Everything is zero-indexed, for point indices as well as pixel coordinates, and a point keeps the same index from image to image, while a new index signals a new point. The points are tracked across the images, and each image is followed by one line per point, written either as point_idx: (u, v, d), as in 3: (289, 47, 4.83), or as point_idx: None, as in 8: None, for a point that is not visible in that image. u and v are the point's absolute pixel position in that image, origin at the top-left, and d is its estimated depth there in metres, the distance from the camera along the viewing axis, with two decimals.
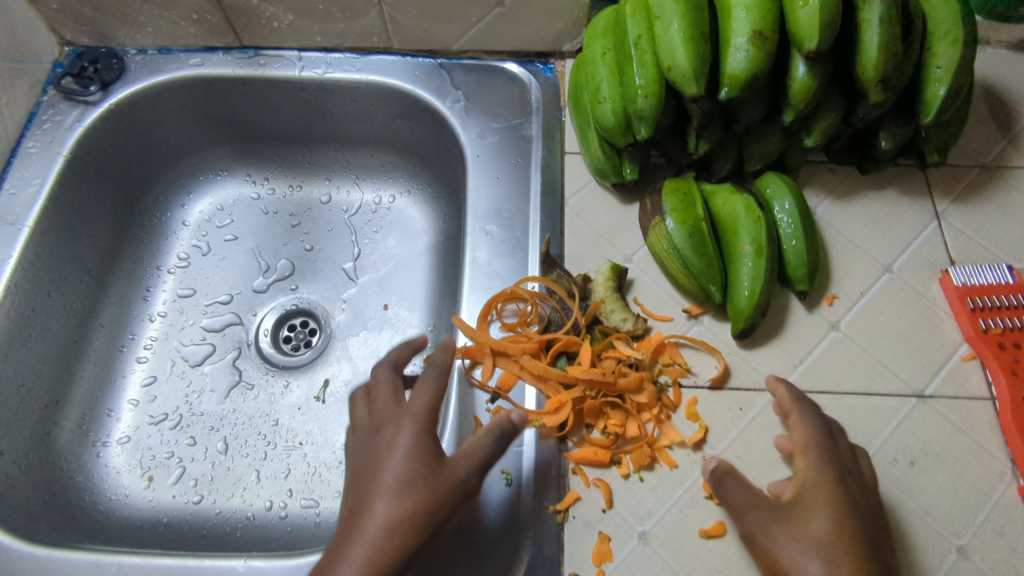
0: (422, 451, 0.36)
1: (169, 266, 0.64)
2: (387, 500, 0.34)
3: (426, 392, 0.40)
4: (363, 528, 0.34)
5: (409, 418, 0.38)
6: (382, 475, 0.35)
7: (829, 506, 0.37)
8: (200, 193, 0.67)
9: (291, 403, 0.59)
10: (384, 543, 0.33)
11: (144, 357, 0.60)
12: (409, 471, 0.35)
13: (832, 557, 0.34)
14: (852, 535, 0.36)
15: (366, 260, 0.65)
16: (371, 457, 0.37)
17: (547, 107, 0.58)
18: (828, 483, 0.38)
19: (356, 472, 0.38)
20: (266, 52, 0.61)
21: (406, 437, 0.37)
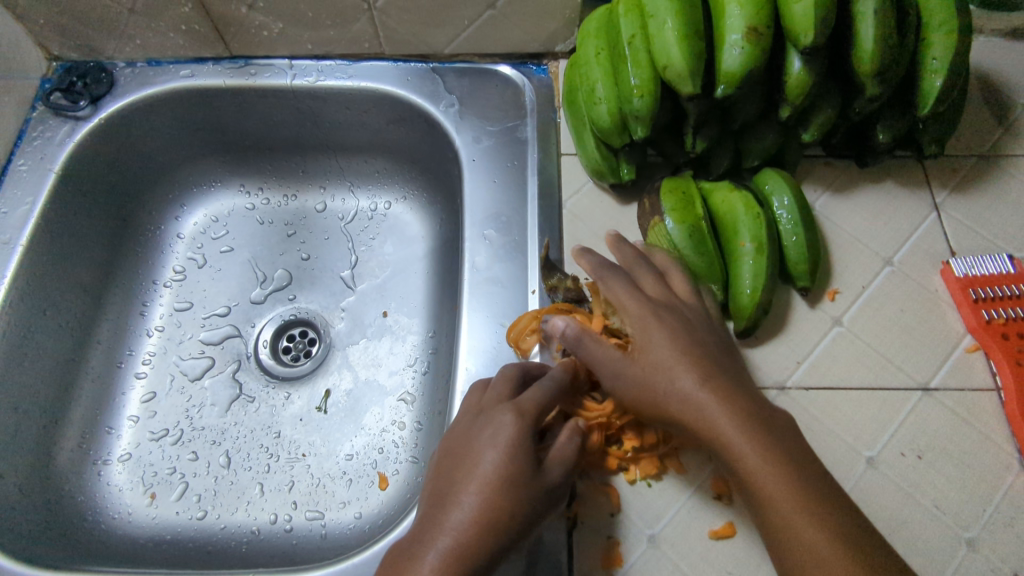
0: (519, 450, 0.37)
1: (165, 280, 0.64)
2: (477, 490, 0.35)
3: (536, 394, 0.39)
4: (453, 516, 0.35)
5: (515, 415, 0.38)
6: (478, 470, 0.36)
7: (665, 332, 0.40)
8: (194, 205, 0.67)
9: (292, 414, 0.58)
10: (471, 536, 0.34)
11: (142, 373, 0.60)
12: (502, 467, 0.36)
13: (680, 370, 0.38)
14: (689, 352, 0.39)
15: (363, 267, 0.65)
16: (469, 445, 0.38)
17: (541, 109, 0.57)
18: (649, 320, 0.40)
19: (450, 455, 0.38)
20: (256, 61, 0.61)
21: (510, 436, 0.37)
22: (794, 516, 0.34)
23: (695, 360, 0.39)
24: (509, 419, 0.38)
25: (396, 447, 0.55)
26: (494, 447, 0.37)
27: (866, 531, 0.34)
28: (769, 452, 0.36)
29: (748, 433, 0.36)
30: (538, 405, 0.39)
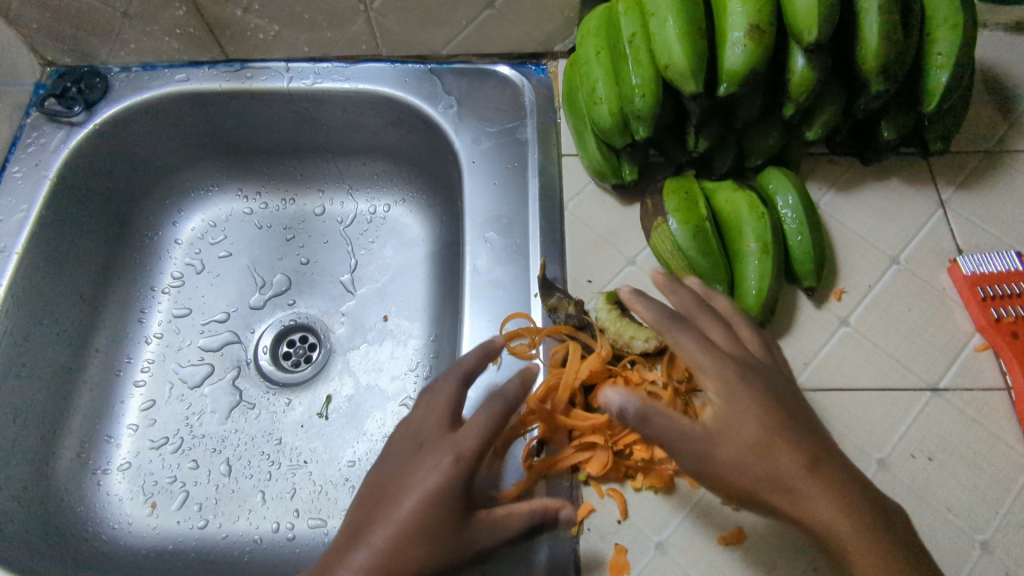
0: (444, 500, 0.33)
1: (163, 286, 0.63)
2: (391, 534, 0.32)
3: (479, 431, 0.35)
4: (358, 556, 0.32)
5: (452, 457, 0.34)
6: (396, 510, 0.33)
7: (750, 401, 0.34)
8: (192, 210, 0.66)
9: (293, 420, 0.58)
10: None
11: (141, 381, 0.59)
12: (421, 517, 0.33)
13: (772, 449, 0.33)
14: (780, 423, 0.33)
15: (363, 271, 0.64)
16: (398, 477, 0.35)
17: (541, 110, 0.57)
18: (731, 375, 0.34)
19: (370, 495, 0.35)
20: (252, 64, 0.60)
21: (440, 481, 0.33)
22: (848, 543, 0.32)
23: (786, 433, 0.33)
24: (435, 464, 0.34)
25: None
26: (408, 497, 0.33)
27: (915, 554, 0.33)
28: (856, 519, 0.32)
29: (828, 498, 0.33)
30: (467, 445, 0.35)
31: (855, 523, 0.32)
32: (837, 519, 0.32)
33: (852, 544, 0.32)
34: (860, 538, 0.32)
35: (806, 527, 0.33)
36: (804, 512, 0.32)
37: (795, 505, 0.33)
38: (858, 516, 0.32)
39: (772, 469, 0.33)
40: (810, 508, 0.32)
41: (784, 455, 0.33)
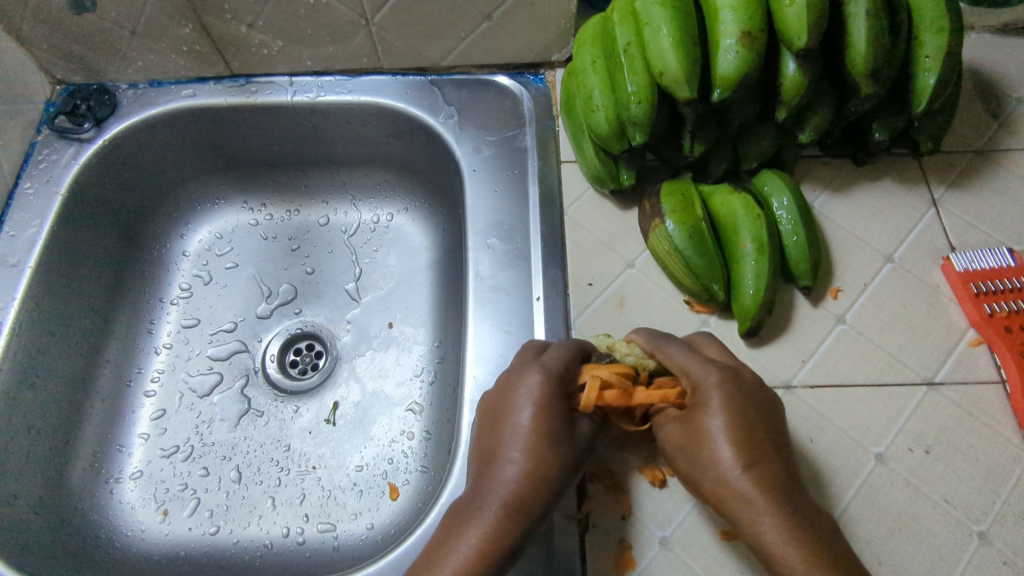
0: (559, 417, 0.40)
1: (172, 298, 0.64)
2: (517, 451, 0.39)
3: (569, 357, 0.42)
4: (501, 471, 0.38)
5: (551, 374, 0.40)
6: (519, 427, 0.39)
7: (720, 397, 0.38)
8: (198, 223, 0.67)
9: (301, 427, 0.59)
10: (519, 490, 0.38)
11: (152, 391, 0.60)
12: (549, 431, 0.39)
13: (732, 436, 0.37)
14: (741, 424, 0.37)
15: (368, 279, 0.65)
16: (507, 408, 0.40)
17: (540, 118, 0.58)
18: (710, 375, 0.39)
19: (488, 434, 0.41)
20: (256, 79, 0.61)
21: (551, 395, 0.40)
22: (764, 534, 0.35)
23: (743, 431, 0.37)
24: (484, 506, 0.37)
25: (405, 457, 0.56)
26: (460, 542, 0.36)
27: (836, 547, 0.34)
28: (784, 517, 0.35)
29: (764, 495, 0.35)
30: (529, 432, 0.39)
31: (760, 488, 0.35)
32: (742, 477, 0.36)
33: (749, 497, 0.35)
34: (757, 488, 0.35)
35: (711, 480, 0.37)
36: (710, 463, 0.37)
37: (705, 455, 0.37)
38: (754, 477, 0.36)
39: (702, 421, 0.38)
40: (718, 459, 0.37)
41: (713, 412, 0.38)
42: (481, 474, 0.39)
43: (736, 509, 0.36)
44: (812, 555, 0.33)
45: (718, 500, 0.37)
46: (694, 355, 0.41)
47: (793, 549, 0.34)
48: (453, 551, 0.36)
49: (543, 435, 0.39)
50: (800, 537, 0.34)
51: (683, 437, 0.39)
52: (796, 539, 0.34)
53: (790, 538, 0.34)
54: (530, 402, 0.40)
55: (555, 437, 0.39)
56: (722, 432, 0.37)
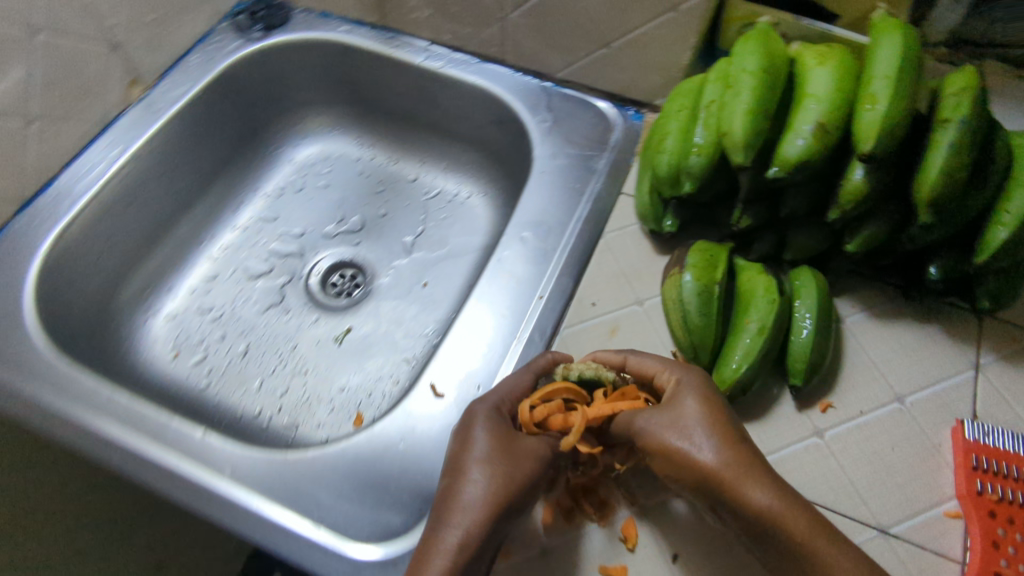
0: (511, 439, 0.42)
1: (265, 191, 0.74)
2: (475, 473, 0.40)
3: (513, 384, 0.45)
4: (463, 491, 0.40)
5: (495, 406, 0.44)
6: (474, 450, 0.41)
7: (698, 389, 0.41)
8: (312, 140, 0.76)
9: (313, 336, 0.65)
10: (482, 505, 0.39)
11: (214, 257, 0.69)
12: (504, 451, 0.41)
13: (713, 420, 0.40)
14: (718, 412, 0.40)
15: (425, 239, 0.71)
16: (461, 439, 0.43)
17: (622, 149, 0.61)
18: (684, 373, 0.43)
19: (450, 463, 0.42)
20: (402, 36, 0.69)
21: (498, 422, 0.43)
22: (760, 507, 0.37)
23: (721, 420, 0.40)
24: (449, 533, 0.38)
25: (381, 396, 0.60)
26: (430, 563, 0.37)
27: (823, 521, 0.37)
28: (777, 494, 0.37)
29: (756, 474, 0.38)
30: (483, 457, 0.41)
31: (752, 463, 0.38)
32: (726, 458, 0.38)
33: (737, 477, 0.38)
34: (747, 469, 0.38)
35: (700, 462, 0.39)
36: (694, 444, 0.39)
37: (693, 434, 0.39)
38: (743, 454, 0.39)
39: (682, 407, 0.41)
40: (702, 444, 0.39)
41: (693, 396, 0.41)
42: (442, 506, 0.40)
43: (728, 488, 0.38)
44: (810, 523, 0.36)
45: (708, 482, 0.38)
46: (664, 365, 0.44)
47: (792, 515, 0.37)
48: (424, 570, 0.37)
49: (499, 458, 0.41)
50: (795, 502, 0.37)
51: (669, 419, 0.40)
52: (790, 506, 0.37)
53: (787, 510, 0.37)
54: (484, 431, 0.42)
55: (511, 454, 0.41)
56: (703, 418, 0.40)
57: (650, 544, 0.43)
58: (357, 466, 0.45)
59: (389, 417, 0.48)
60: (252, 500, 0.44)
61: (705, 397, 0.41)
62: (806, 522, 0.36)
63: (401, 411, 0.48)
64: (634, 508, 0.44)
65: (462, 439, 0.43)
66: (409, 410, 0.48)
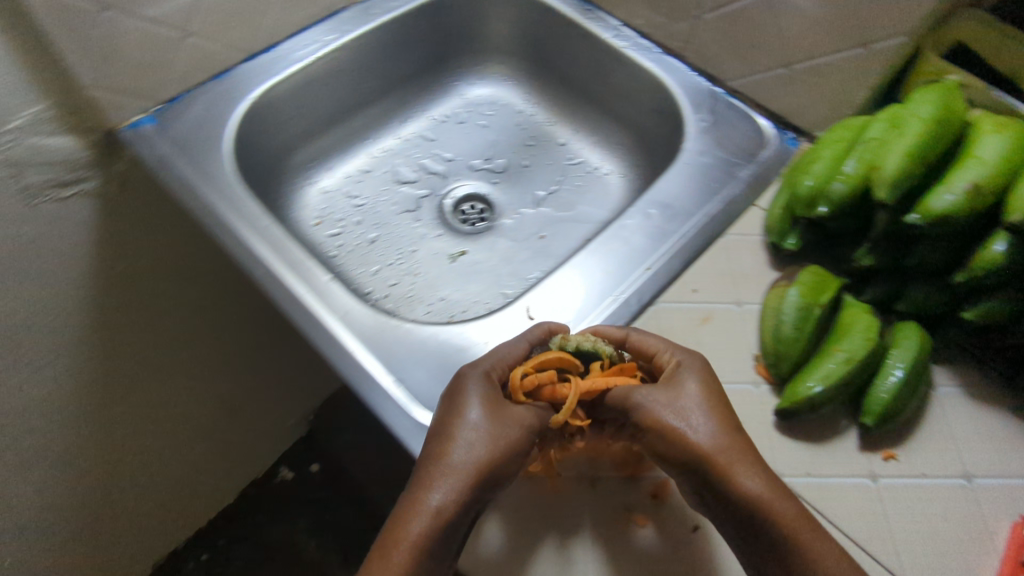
0: (502, 409, 0.44)
1: (433, 114, 0.82)
2: (466, 439, 0.42)
3: (506, 356, 0.47)
4: (452, 455, 0.42)
5: (486, 377, 0.45)
6: (466, 417, 0.43)
7: (699, 372, 0.45)
8: (487, 83, 0.83)
9: (432, 247, 0.73)
10: (470, 470, 0.41)
11: (374, 155, 0.78)
12: (495, 421, 0.43)
13: (711, 404, 0.44)
14: (716, 395, 0.45)
15: (555, 198, 0.76)
16: (453, 405, 0.44)
17: (768, 167, 0.62)
18: (690, 357, 0.46)
19: (439, 425, 0.44)
20: (599, 12, 0.73)
21: (491, 391, 0.45)
22: (750, 491, 0.40)
23: (717, 406, 0.44)
24: (435, 495, 0.41)
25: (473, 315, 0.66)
26: (415, 519, 0.40)
27: (807, 509, 0.41)
28: (768, 479, 0.41)
29: (749, 461, 0.41)
30: (472, 427, 0.43)
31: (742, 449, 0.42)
32: (720, 438, 0.42)
33: (730, 458, 0.41)
34: (740, 455, 0.41)
35: (696, 440, 0.42)
36: (689, 424, 0.43)
37: (689, 414, 0.43)
38: (737, 439, 0.42)
39: (681, 390, 0.44)
40: (699, 424, 0.43)
41: (693, 381, 0.45)
42: (428, 467, 0.42)
43: (717, 467, 0.41)
44: (799, 510, 0.40)
45: (701, 461, 0.42)
46: (665, 346, 0.48)
47: (779, 498, 0.40)
48: (409, 522, 0.40)
49: (491, 425, 0.43)
50: (783, 490, 0.41)
51: (667, 398, 0.44)
52: (778, 492, 0.41)
53: (775, 494, 0.41)
54: (476, 400, 0.44)
55: (502, 422, 0.43)
56: (701, 399, 0.44)
57: (678, 507, 0.46)
58: (441, 348, 0.51)
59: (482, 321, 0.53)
60: (343, 341, 0.51)
61: (705, 379, 0.45)
62: (795, 506, 0.40)
63: (493, 320, 0.53)
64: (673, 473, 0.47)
65: (451, 407, 0.44)
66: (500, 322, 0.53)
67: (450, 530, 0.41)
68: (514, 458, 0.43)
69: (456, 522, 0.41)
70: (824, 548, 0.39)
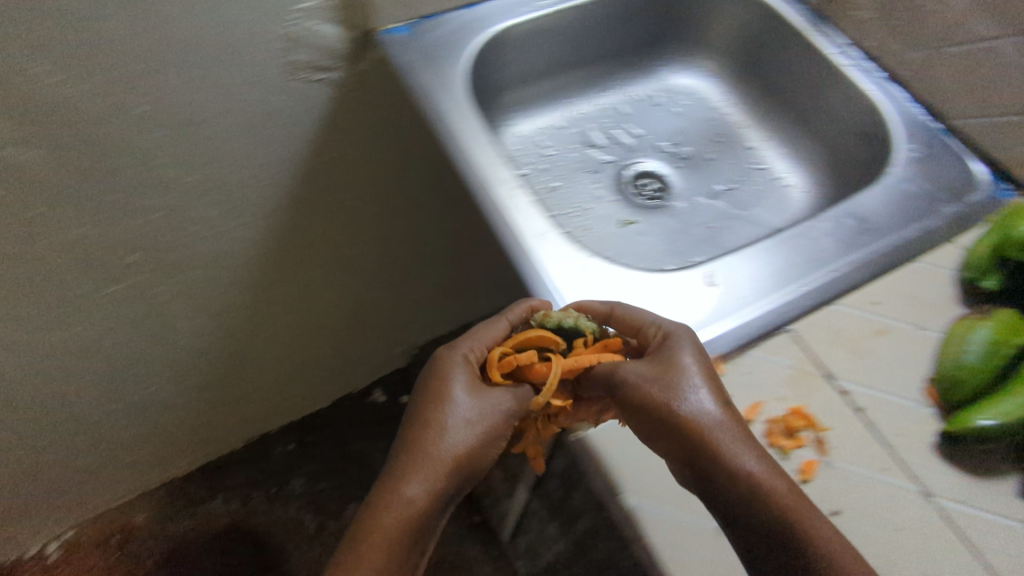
0: (481, 393, 0.51)
1: (632, 91, 0.85)
2: (448, 426, 0.49)
3: (482, 340, 0.53)
4: (434, 442, 0.49)
5: (467, 364, 0.52)
6: (451, 402, 0.50)
7: (695, 347, 0.48)
8: (691, 74, 0.86)
9: (605, 210, 0.76)
10: (450, 458, 0.49)
11: (569, 114, 0.83)
12: (476, 405, 0.50)
13: (705, 379, 0.47)
14: (710, 372, 0.47)
15: (732, 196, 0.78)
16: (438, 390, 0.51)
17: (975, 210, 0.61)
18: (682, 329, 0.49)
19: (426, 407, 0.51)
20: (828, 26, 0.74)
21: (472, 377, 0.52)
22: (746, 467, 0.44)
23: (712, 381, 0.47)
24: (410, 486, 0.47)
25: None
26: (394, 504, 0.47)
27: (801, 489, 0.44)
28: (765, 459, 0.45)
29: (741, 438, 0.45)
30: (453, 416, 0.50)
31: (717, 423, 0.45)
32: (717, 412, 0.46)
33: (727, 437, 0.45)
34: (734, 433, 0.45)
35: (691, 413, 0.46)
36: (684, 399, 0.46)
37: (680, 390, 0.47)
38: (733, 419, 0.46)
39: (678, 362, 0.47)
40: (697, 398, 0.46)
41: (687, 352, 0.47)
42: (408, 455, 0.49)
43: (690, 444, 0.45)
44: (795, 489, 0.43)
45: (693, 432, 0.45)
46: (648, 321, 0.50)
47: (777, 476, 0.44)
48: (387, 508, 0.47)
49: (473, 407, 0.50)
50: (776, 469, 0.44)
51: (653, 373, 0.48)
52: (776, 472, 0.44)
53: (774, 472, 0.44)
54: (461, 385, 0.51)
55: (483, 404, 0.51)
56: (696, 372, 0.47)
57: (822, 491, 0.45)
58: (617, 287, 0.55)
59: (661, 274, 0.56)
60: (534, 260, 0.55)
61: (700, 353, 0.48)
62: (790, 484, 0.44)
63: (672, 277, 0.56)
64: (824, 458, 0.46)
65: (439, 389, 0.51)
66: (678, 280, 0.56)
67: (428, 514, 0.48)
68: (489, 440, 0.50)
69: (434, 505, 0.48)
70: (826, 527, 0.42)
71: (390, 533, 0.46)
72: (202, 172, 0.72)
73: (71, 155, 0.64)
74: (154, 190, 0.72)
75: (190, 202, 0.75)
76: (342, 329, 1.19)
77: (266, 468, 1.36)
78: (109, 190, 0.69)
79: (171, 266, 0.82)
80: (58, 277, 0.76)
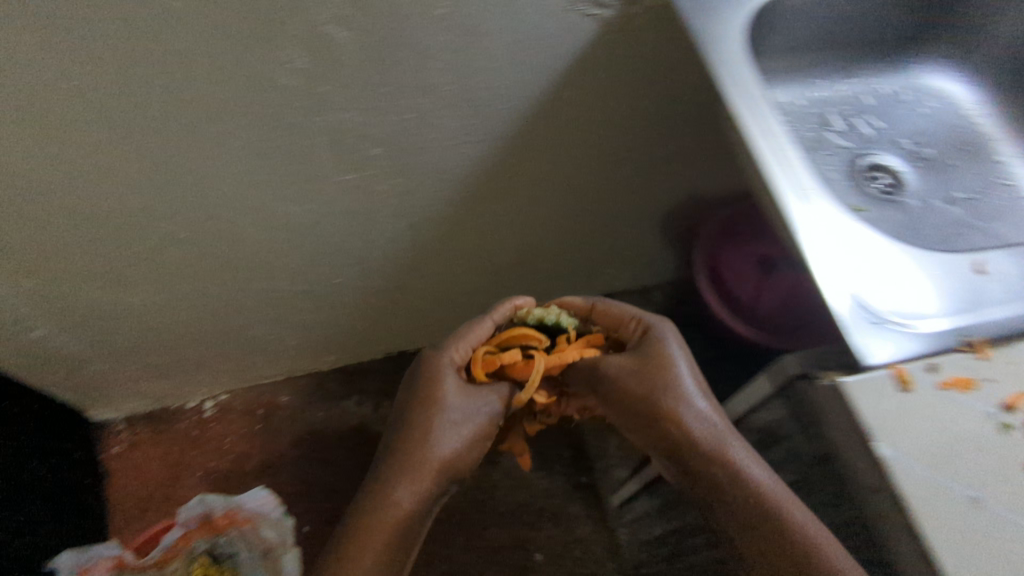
0: (466, 400, 0.76)
1: (879, 83, 0.83)
2: (440, 434, 0.73)
3: (478, 333, 0.81)
4: (417, 452, 0.72)
5: (453, 369, 0.77)
6: (443, 409, 0.74)
7: (652, 355, 0.75)
8: (946, 76, 0.83)
9: (838, 194, 0.76)
10: (434, 464, 0.72)
11: (813, 94, 0.82)
12: (457, 409, 0.75)
13: (676, 393, 0.72)
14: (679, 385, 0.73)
15: (972, 207, 0.75)
16: (427, 397, 0.75)
17: None
18: (645, 350, 0.76)
19: (422, 404, 0.75)
20: None
21: (459, 386, 0.76)
22: (730, 463, 0.68)
23: (693, 393, 0.72)
24: (399, 491, 0.71)
25: None
26: (397, 499, 0.70)
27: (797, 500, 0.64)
28: (766, 479, 0.66)
29: (742, 448, 0.69)
30: (449, 419, 0.74)
31: (649, 376, 0.74)
32: (717, 424, 0.71)
33: (719, 446, 0.69)
34: (734, 442, 0.69)
35: (689, 424, 0.71)
36: (694, 416, 0.71)
37: (668, 398, 0.72)
38: (734, 435, 0.70)
39: (670, 375, 0.73)
40: (693, 408, 0.72)
41: (678, 362, 0.75)
42: (398, 468, 0.72)
43: (636, 400, 0.73)
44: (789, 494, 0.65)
45: (694, 440, 0.70)
46: (636, 316, 0.81)
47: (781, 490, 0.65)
48: (385, 503, 0.70)
49: (465, 394, 0.76)
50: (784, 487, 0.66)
51: (633, 371, 0.74)
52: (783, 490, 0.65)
53: (784, 489, 0.65)
54: (452, 385, 0.76)
55: (470, 402, 0.76)
56: (691, 387, 0.73)
57: None
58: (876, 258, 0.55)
59: (918, 254, 0.56)
60: (786, 204, 0.57)
61: (667, 361, 0.75)
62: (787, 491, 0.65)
63: (928, 258, 0.56)
64: None
65: (443, 389, 0.75)
66: (933, 262, 0.56)
67: (406, 515, 0.71)
68: (494, 417, 0.77)
69: (412, 509, 0.71)
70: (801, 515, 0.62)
71: (388, 521, 0.69)
72: (462, 88, 0.79)
73: (369, 40, 0.70)
74: (412, 94, 0.78)
75: (434, 110, 0.81)
76: (501, 266, 1.26)
77: (400, 383, 1.47)
78: (383, 83, 0.76)
79: (395, 169, 0.90)
80: (303, 154, 0.83)
